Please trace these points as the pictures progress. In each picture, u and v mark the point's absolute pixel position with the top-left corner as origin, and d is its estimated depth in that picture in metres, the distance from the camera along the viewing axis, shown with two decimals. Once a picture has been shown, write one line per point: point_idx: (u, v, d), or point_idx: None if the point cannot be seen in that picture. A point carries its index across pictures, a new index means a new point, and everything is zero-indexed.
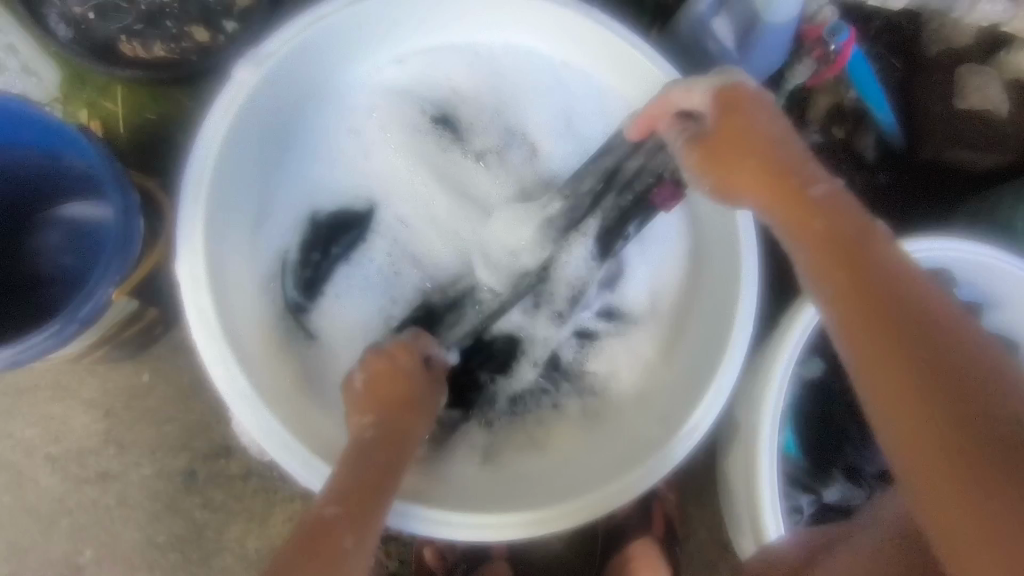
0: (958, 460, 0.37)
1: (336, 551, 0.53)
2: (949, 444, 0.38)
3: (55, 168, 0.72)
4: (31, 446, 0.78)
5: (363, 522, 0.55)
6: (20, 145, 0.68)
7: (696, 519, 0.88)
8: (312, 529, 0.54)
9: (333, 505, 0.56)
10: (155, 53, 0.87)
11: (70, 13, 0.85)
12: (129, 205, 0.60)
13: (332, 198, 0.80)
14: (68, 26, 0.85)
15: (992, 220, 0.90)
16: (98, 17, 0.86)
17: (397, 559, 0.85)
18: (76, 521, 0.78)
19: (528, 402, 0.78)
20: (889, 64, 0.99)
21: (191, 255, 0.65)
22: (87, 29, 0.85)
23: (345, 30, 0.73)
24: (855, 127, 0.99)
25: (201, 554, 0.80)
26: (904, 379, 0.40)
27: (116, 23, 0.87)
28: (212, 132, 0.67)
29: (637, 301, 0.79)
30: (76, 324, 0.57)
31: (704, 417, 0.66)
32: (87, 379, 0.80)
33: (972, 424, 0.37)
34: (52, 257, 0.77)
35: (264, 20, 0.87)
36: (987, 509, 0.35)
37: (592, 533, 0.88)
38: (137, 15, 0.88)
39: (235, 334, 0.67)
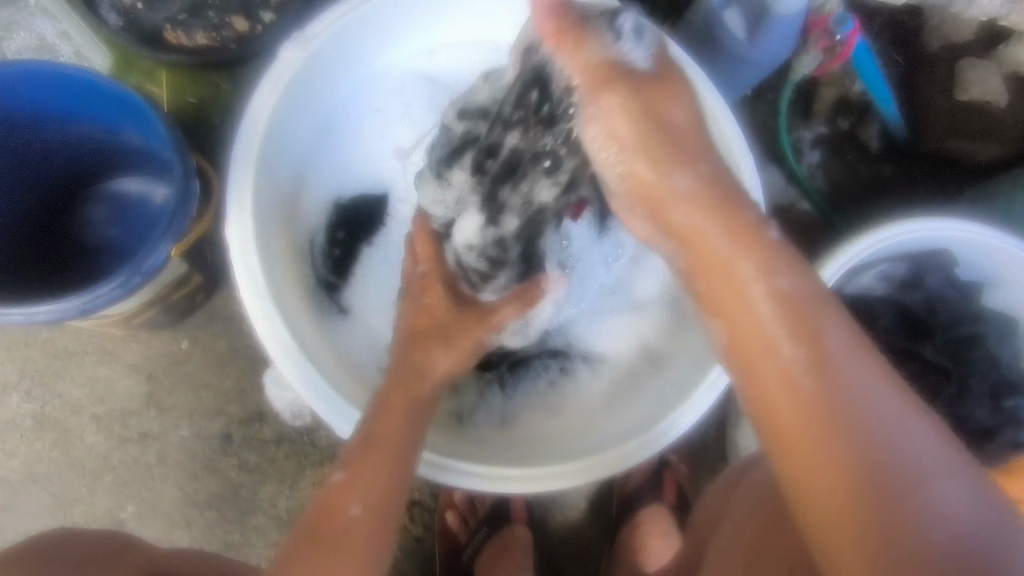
0: (850, 490, 0.42)
1: (340, 524, 0.61)
2: (842, 473, 0.42)
3: (112, 141, 0.77)
4: (79, 406, 0.83)
5: (366, 488, 0.63)
6: (81, 119, 0.73)
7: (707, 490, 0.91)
8: (324, 503, 0.63)
9: (341, 473, 0.64)
10: (198, 41, 0.92)
11: (120, 3, 0.90)
12: (188, 168, 0.66)
13: (359, 181, 0.85)
14: (119, 15, 0.90)
15: (993, 206, 0.93)
16: (145, 6, 0.91)
17: (422, 524, 0.88)
18: (120, 477, 0.83)
19: (539, 369, 0.82)
20: (892, 59, 1.00)
21: (240, 222, 0.70)
22: (135, 18, 0.91)
23: (382, 18, 0.78)
24: (859, 119, 1.03)
25: (235, 514, 0.83)
26: (802, 413, 0.44)
27: (162, 13, 0.92)
28: (256, 112, 0.71)
29: (646, 289, 0.83)
30: (140, 276, 0.63)
31: (716, 381, 0.70)
32: (131, 345, 0.83)
33: (857, 458, 0.42)
34: (100, 228, 0.81)
35: (300, 9, 0.91)
36: (870, 528, 0.41)
37: (609, 502, 0.91)
38: (181, 4, 0.93)
39: (281, 297, 0.72)
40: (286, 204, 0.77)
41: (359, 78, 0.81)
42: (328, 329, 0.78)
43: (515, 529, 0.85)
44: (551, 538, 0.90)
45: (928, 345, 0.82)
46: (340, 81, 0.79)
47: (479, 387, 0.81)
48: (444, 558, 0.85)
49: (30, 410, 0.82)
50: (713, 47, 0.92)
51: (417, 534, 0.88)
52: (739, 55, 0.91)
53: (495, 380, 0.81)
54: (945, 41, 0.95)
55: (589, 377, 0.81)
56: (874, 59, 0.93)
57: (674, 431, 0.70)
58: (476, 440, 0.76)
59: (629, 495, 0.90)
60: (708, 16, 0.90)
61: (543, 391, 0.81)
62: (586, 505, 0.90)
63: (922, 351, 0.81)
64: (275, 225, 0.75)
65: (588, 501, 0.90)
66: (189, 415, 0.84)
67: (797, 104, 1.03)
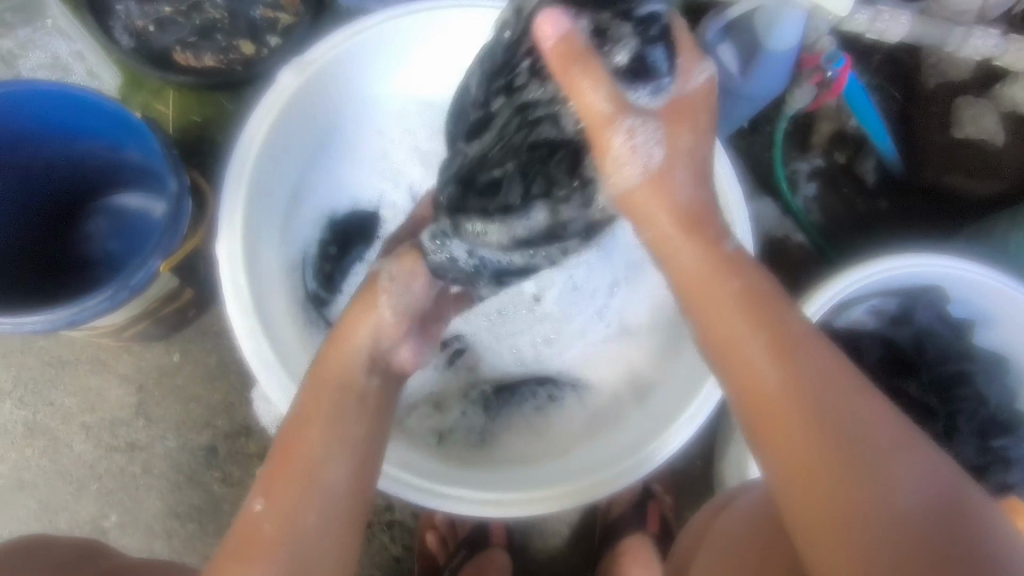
0: (838, 506, 0.44)
1: (298, 466, 0.57)
2: (831, 489, 0.45)
3: (114, 158, 0.80)
4: (69, 413, 0.84)
5: (310, 433, 0.58)
6: (85, 135, 0.76)
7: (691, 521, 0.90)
8: (278, 455, 0.58)
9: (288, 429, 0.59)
10: (206, 63, 0.95)
11: (133, 25, 0.94)
12: (181, 187, 0.68)
13: (352, 199, 0.87)
14: (131, 37, 0.94)
15: (989, 243, 0.92)
16: (157, 28, 0.95)
17: (402, 546, 0.87)
18: (105, 486, 0.84)
19: (525, 392, 0.82)
20: (889, 95, 1.01)
21: (230, 236, 0.72)
22: (147, 40, 0.95)
23: (382, 45, 0.80)
24: (856, 152, 1.03)
25: (216, 527, 0.84)
26: (796, 439, 0.47)
27: (173, 36, 0.96)
28: (255, 129, 0.74)
29: (638, 317, 0.83)
30: (128, 290, 0.64)
31: (701, 408, 0.70)
32: (123, 356, 0.85)
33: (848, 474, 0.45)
34: (100, 241, 0.84)
35: (304, 34, 0.94)
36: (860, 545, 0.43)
37: (591, 528, 0.90)
38: (191, 28, 0.97)
39: (267, 311, 0.73)
40: (279, 222, 0.79)
41: (356, 101, 0.83)
42: (314, 343, 0.79)
43: (495, 555, 0.84)
44: (533, 564, 0.89)
45: (913, 381, 0.82)
46: (337, 104, 0.82)
47: (460, 407, 0.81)
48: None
49: (22, 416, 0.84)
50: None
51: (396, 555, 0.87)
52: (731, 89, 0.92)
53: (476, 401, 0.82)
54: (941, 79, 0.95)
55: (575, 403, 0.81)
56: (868, 94, 0.94)
57: (655, 459, 0.69)
58: (455, 460, 0.75)
59: (612, 523, 0.89)
60: (701, 51, 0.91)
61: (526, 413, 0.81)
62: (569, 532, 0.90)
63: (906, 388, 0.81)
64: (266, 242, 0.76)
65: (570, 528, 0.89)
66: (176, 426, 0.85)
67: (793, 135, 1.04)
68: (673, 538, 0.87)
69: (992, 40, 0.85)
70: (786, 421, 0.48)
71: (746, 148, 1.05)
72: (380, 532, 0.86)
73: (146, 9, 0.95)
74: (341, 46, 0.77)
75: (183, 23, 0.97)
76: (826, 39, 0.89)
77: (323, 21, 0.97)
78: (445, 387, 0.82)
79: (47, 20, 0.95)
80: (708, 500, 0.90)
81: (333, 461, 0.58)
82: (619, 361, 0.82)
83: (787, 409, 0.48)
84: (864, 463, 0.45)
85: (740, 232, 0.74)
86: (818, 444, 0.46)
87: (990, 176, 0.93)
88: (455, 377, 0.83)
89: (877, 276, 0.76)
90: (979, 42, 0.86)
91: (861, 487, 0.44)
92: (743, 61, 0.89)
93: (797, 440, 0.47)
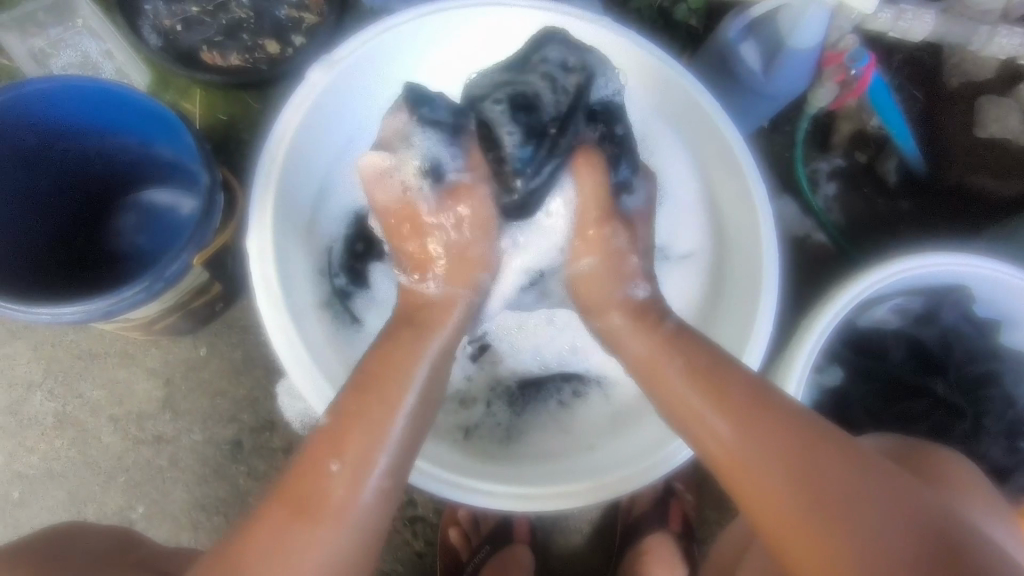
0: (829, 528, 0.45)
1: (328, 497, 0.52)
2: (820, 514, 0.46)
3: (145, 154, 0.81)
4: (98, 406, 0.85)
5: (359, 456, 0.54)
6: (117, 131, 0.77)
7: (713, 521, 0.89)
8: (307, 481, 0.53)
9: (335, 458, 0.53)
10: (232, 62, 0.96)
11: (161, 25, 0.96)
12: (213, 181, 0.69)
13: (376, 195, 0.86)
14: (159, 36, 0.96)
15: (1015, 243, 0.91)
16: (184, 28, 0.97)
17: (424, 541, 0.87)
18: (132, 478, 0.85)
19: (550, 388, 0.82)
20: (911, 95, 0.99)
21: (260, 229, 0.73)
22: (174, 39, 0.96)
23: (406, 42, 0.81)
24: (878, 152, 1.02)
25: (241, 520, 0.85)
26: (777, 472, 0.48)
27: (199, 35, 0.97)
28: (284, 125, 0.75)
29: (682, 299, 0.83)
30: (162, 282, 0.65)
31: None
32: (151, 350, 0.86)
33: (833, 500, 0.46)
34: (129, 235, 0.85)
35: (329, 33, 0.95)
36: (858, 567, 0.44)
37: (612, 528, 0.90)
38: (218, 28, 0.98)
39: (296, 305, 0.74)
40: (305, 216, 0.79)
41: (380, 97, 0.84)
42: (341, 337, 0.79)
43: (517, 552, 0.84)
44: (555, 560, 0.89)
45: (939, 379, 0.80)
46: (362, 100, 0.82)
47: (484, 402, 0.81)
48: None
49: (52, 408, 0.85)
50: (729, 78, 0.94)
51: (419, 550, 0.87)
52: (755, 87, 0.92)
53: (501, 397, 0.81)
54: (964, 79, 0.95)
55: (600, 400, 0.81)
56: (890, 94, 0.93)
57: (680, 455, 0.69)
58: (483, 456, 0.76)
59: (632, 522, 0.88)
60: (724, 51, 0.91)
61: (551, 410, 0.81)
62: (592, 528, 0.90)
63: (933, 386, 0.79)
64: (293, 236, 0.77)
65: (591, 525, 0.90)
66: (202, 420, 0.86)
67: (813, 136, 1.04)
68: (695, 537, 0.87)
69: (1018, 38, 0.85)
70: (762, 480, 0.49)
71: (767, 148, 1.05)
72: (403, 528, 0.87)
73: (173, 9, 0.97)
74: (368, 43, 0.78)
75: (209, 22, 0.98)
76: (849, 37, 0.88)
77: (347, 21, 0.98)
78: (467, 386, 0.82)
79: (77, 19, 0.97)
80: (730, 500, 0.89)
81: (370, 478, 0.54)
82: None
83: (761, 479, 0.49)
84: (856, 504, 0.46)
85: (766, 228, 0.74)
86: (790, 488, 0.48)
87: (1014, 175, 0.93)
88: (477, 374, 0.82)
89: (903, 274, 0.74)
90: (1004, 40, 0.86)
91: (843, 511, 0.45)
92: (766, 59, 0.89)
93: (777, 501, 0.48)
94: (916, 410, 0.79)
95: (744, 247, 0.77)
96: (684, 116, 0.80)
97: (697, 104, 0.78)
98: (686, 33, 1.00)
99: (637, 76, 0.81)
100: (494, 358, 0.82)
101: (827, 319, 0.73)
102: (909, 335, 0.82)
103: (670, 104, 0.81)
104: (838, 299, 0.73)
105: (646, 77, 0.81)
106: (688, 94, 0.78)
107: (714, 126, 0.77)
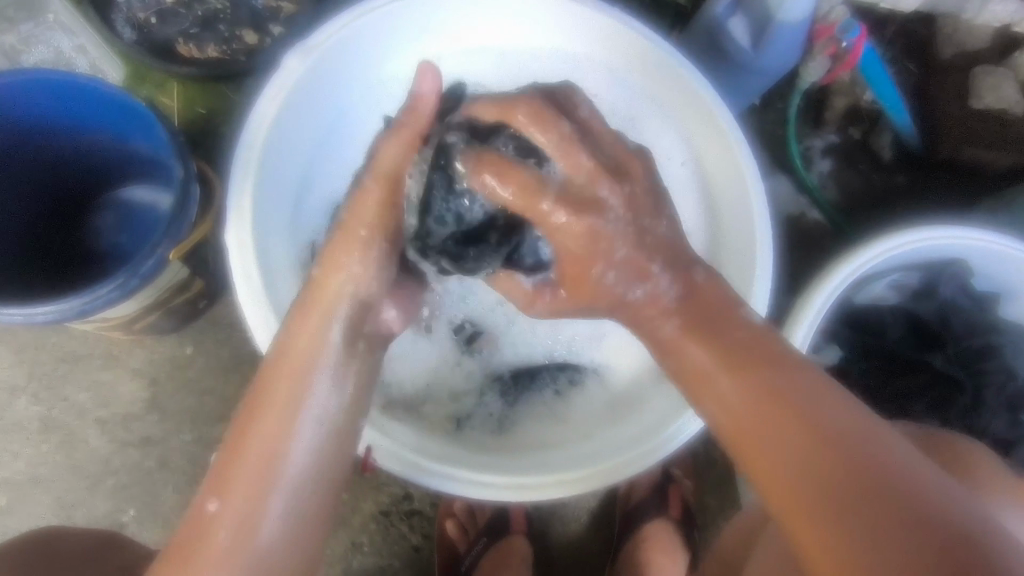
0: (831, 503, 0.41)
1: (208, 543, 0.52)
2: (825, 493, 0.41)
3: (121, 150, 0.79)
4: (83, 409, 0.84)
5: (238, 493, 0.53)
6: (90, 127, 0.75)
7: (714, 507, 0.88)
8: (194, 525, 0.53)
9: (212, 499, 0.53)
10: (209, 54, 0.94)
11: (135, 18, 0.93)
12: (188, 173, 0.67)
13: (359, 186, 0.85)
14: (133, 29, 0.93)
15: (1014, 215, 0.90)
16: (158, 20, 0.94)
17: (421, 535, 0.86)
18: (121, 480, 0.83)
19: (545, 377, 0.80)
20: (905, 68, 0.97)
21: (239, 221, 0.71)
22: (149, 32, 0.94)
23: (385, 29, 0.78)
24: (873, 127, 1.00)
25: None
26: (784, 436, 0.44)
27: (175, 28, 0.94)
28: (262, 115, 0.73)
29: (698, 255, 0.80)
30: (138, 278, 0.64)
31: None
32: (135, 351, 0.85)
33: (844, 479, 0.41)
34: (108, 234, 0.83)
35: (307, 21, 0.93)
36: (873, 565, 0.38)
37: (611, 515, 0.89)
38: (193, 19, 0.95)
39: (278, 298, 0.72)
40: (286, 210, 0.78)
41: (358, 83, 0.81)
42: None
43: (515, 540, 0.83)
44: (554, 550, 0.87)
45: (939, 354, 0.78)
46: (340, 87, 0.80)
47: (477, 393, 0.79)
48: (443, 570, 0.84)
49: (36, 412, 0.84)
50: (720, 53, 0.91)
51: (416, 544, 0.86)
52: (744, 63, 0.90)
53: (494, 387, 0.80)
54: (959, 50, 0.92)
55: (596, 389, 0.79)
56: (884, 67, 0.91)
57: (677, 440, 0.68)
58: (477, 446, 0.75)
59: (631, 510, 0.87)
60: (712, 27, 0.89)
61: (546, 397, 0.79)
62: (590, 517, 0.89)
63: (933, 361, 0.78)
64: (275, 230, 0.76)
65: (590, 513, 0.88)
66: (190, 419, 0.84)
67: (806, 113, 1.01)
68: (696, 523, 0.86)
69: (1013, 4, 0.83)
70: (774, 435, 0.45)
71: (758, 127, 1.03)
72: (398, 522, 0.85)
73: (147, 0, 0.94)
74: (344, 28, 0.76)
75: (184, 14, 0.95)
76: (839, 8, 0.87)
77: (326, 8, 0.96)
78: (457, 379, 0.80)
79: (48, 15, 0.94)
80: (730, 484, 0.88)
81: (260, 521, 0.52)
82: (640, 348, 0.78)
83: (775, 437, 0.45)
84: (871, 485, 0.40)
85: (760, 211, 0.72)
86: (801, 444, 0.44)
87: (1011, 147, 0.90)
88: (468, 365, 0.80)
89: (902, 249, 0.72)
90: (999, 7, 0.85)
91: (867, 498, 0.40)
92: (756, 34, 0.86)
93: (787, 461, 0.44)
94: (912, 386, 0.78)
95: (738, 228, 0.75)
96: (671, 94, 0.78)
97: (686, 82, 0.76)
98: (675, 10, 0.98)
99: (625, 55, 0.79)
100: (484, 349, 0.81)
101: (824, 297, 0.71)
102: (907, 311, 0.80)
103: (657, 82, 0.79)
104: (835, 276, 0.71)
105: (632, 55, 0.78)
106: (676, 72, 0.76)
107: (704, 103, 0.75)
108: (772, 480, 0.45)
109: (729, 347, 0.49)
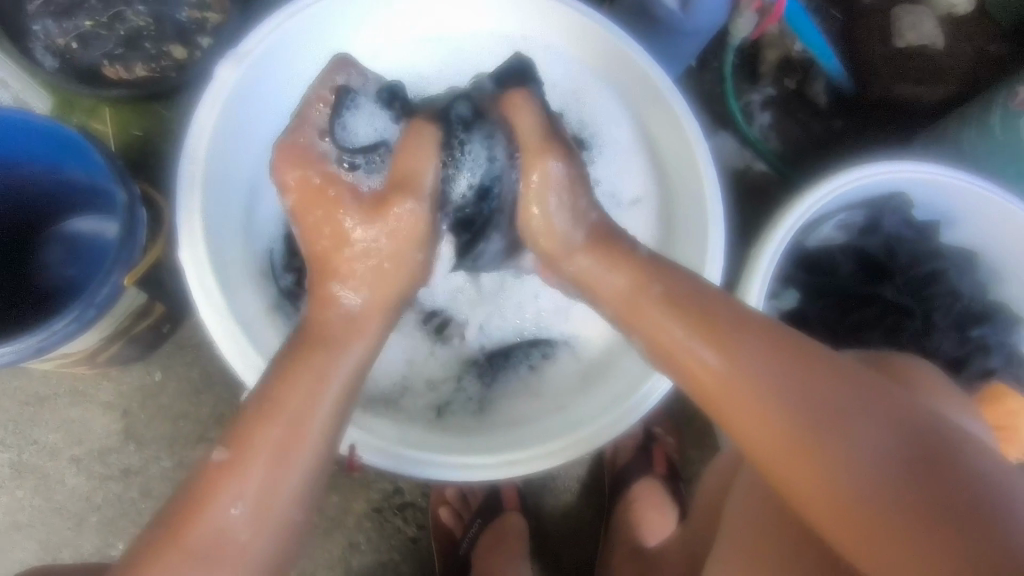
0: (808, 451, 0.44)
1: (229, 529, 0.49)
2: (800, 441, 0.45)
3: (59, 181, 0.77)
4: (55, 449, 0.82)
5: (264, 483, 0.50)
6: (22, 161, 0.73)
7: (695, 458, 0.91)
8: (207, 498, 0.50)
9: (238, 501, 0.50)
10: (137, 73, 0.92)
11: (54, 44, 0.90)
12: (131, 196, 0.66)
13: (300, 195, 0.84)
14: (54, 57, 0.90)
15: None
16: (80, 45, 0.91)
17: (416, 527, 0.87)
18: (105, 516, 0.82)
19: (518, 354, 0.81)
20: (830, 16, 1.01)
21: (191, 240, 0.69)
22: (72, 58, 0.91)
23: (314, 28, 0.77)
24: (805, 76, 1.03)
25: None
26: (756, 395, 0.47)
27: (99, 51, 0.92)
28: (200, 127, 0.71)
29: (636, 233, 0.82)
30: (94, 308, 0.63)
31: None
32: (102, 384, 0.83)
33: (822, 426, 0.44)
34: (57, 269, 0.81)
35: (236, 30, 0.91)
36: (854, 502, 0.42)
37: (599, 479, 0.91)
38: (117, 40, 0.93)
39: (241, 312, 0.71)
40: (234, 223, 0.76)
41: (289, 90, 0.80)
42: None
43: (509, 517, 0.85)
44: (549, 524, 0.89)
45: (889, 286, 0.82)
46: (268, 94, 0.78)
47: (454, 379, 0.80)
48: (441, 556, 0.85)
49: (7, 459, 0.82)
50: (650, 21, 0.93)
51: (412, 536, 0.86)
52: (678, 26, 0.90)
53: (470, 371, 0.80)
54: None
55: (569, 358, 0.81)
56: (808, 15, 0.93)
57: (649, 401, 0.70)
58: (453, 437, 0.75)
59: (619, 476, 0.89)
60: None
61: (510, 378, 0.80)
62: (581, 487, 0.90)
63: (883, 292, 0.81)
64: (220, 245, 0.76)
65: (579, 481, 0.90)
66: (168, 446, 0.83)
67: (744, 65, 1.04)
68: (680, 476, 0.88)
69: None
70: (755, 406, 0.47)
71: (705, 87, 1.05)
72: (392, 516, 0.86)
73: (64, 26, 0.91)
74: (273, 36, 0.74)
75: (106, 36, 0.93)
76: None
77: (253, 16, 0.94)
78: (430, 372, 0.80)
79: None
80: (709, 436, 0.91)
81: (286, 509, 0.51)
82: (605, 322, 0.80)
83: (748, 396, 0.47)
84: (844, 426, 0.44)
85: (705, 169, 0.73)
86: (785, 426, 0.45)
87: (937, 79, 0.93)
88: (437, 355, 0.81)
89: (840, 189, 0.75)
90: None
91: (838, 443, 0.43)
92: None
93: (773, 453, 0.46)
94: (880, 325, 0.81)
95: (685, 192, 0.76)
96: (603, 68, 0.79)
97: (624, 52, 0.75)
98: None
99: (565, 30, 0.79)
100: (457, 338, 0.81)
101: (773, 247, 0.73)
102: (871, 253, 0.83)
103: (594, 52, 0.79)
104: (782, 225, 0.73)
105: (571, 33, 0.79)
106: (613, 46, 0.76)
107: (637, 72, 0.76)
108: (751, 440, 0.47)
109: (677, 316, 0.52)
